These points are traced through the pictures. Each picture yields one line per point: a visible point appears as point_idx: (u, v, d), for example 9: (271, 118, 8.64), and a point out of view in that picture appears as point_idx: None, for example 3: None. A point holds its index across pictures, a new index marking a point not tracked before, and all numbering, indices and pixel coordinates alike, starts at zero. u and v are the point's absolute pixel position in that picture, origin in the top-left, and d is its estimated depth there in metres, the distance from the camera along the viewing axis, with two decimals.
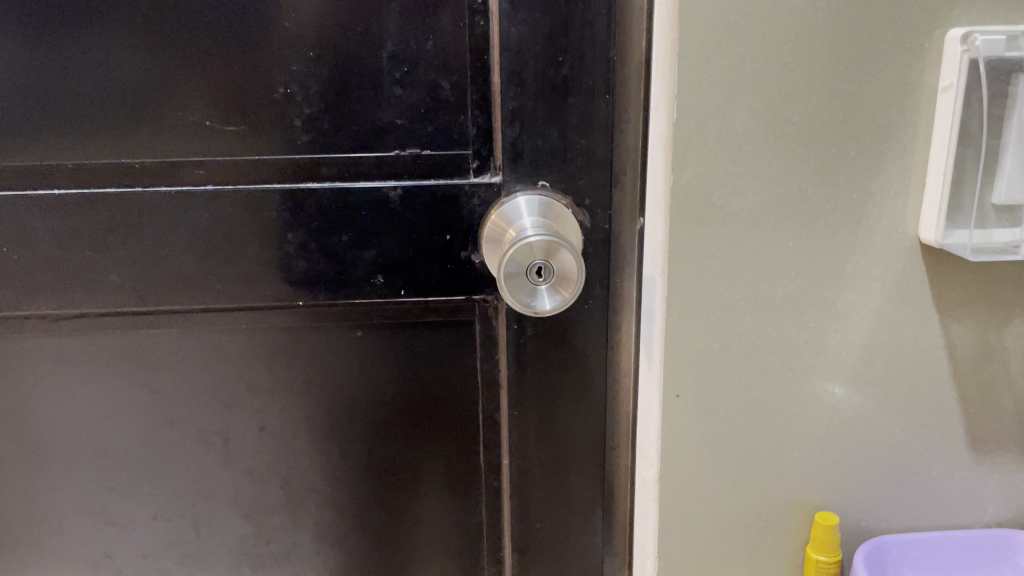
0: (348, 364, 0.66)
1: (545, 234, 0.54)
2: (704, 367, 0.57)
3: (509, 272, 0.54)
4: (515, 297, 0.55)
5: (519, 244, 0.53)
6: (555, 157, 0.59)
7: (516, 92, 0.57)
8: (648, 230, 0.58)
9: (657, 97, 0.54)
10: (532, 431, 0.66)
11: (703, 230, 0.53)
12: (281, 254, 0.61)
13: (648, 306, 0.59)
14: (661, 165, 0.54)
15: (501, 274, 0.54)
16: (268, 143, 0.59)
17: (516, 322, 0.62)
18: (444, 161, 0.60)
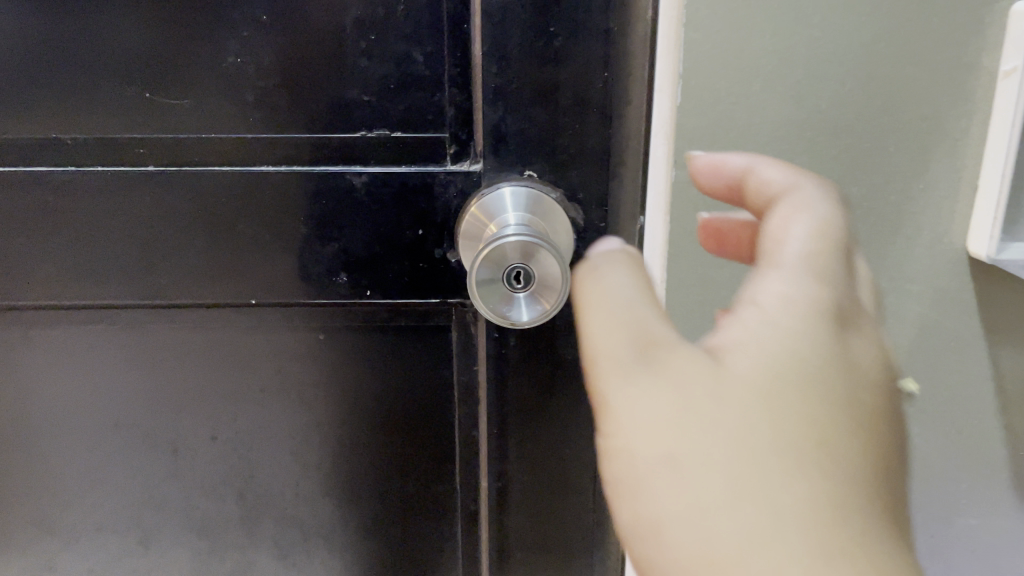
0: (309, 371, 0.59)
1: (524, 233, 0.46)
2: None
3: (482, 277, 0.46)
4: (488, 305, 0.47)
5: (494, 245, 0.46)
6: (543, 145, 0.51)
7: (499, 67, 0.49)
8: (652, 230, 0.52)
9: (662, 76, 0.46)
10: (513, 452, 0.59)
11: (711, 236, 0.46)
12: (231, 246, 0.54)
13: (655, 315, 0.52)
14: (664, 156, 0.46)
15: (474, 278, 0.47)
16: (217, 121, 0.52)
17: (498, 330, 0.55)
18: (417, 146, 0.52)
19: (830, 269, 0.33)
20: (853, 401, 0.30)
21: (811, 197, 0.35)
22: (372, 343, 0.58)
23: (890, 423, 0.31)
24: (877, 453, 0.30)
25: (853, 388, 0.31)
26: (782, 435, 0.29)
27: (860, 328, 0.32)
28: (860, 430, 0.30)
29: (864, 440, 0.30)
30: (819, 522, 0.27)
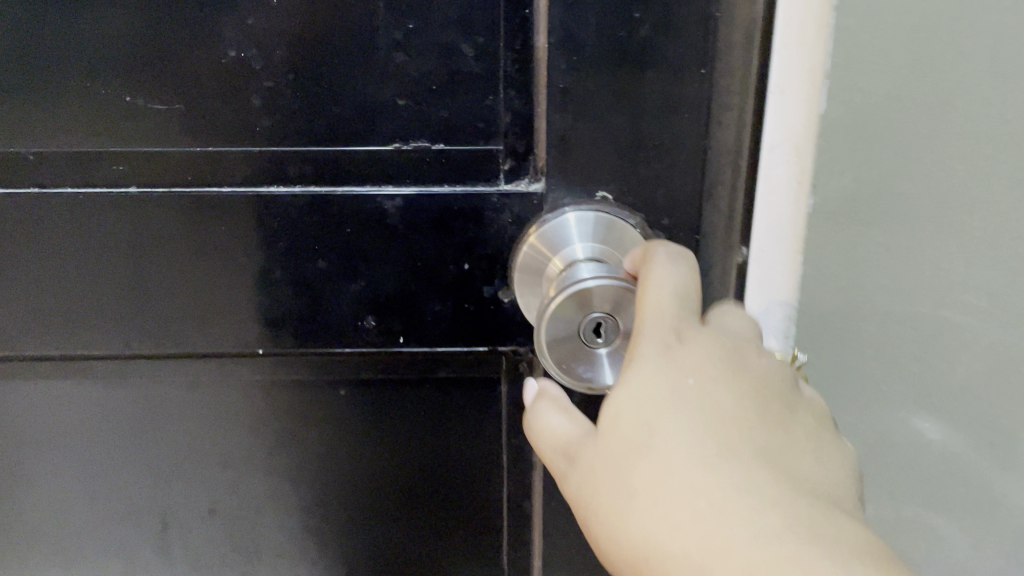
0: (327, 430, 0.49)
1: (611, 278, 0.37)
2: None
3: (552, 328, 0.37)
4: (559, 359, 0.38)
5: (573, 289, 0.37)
6: (621, 158, 0.42)
7: (570, 62, 0.40)
8: (773, 254, 0.43)
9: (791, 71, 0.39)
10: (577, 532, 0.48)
11: None
12: (231, 285, 0.44)
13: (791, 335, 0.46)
14: None
15: (541, 327, 0.38)
16: (214, 130, 0.42)
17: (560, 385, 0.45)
18: (463, 160, 0.42)
19: (677, 300, 0.36)
20: (691, 385, 0.34)
21: (666, 264, 0.37)
22: (403, 399, 0.48)
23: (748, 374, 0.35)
24: (729, 404, 0.34)
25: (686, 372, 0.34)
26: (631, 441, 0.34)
27: (697, 329, 0.36)
28: (701, 403, 0.33)
29: (713, 400, 0.34)
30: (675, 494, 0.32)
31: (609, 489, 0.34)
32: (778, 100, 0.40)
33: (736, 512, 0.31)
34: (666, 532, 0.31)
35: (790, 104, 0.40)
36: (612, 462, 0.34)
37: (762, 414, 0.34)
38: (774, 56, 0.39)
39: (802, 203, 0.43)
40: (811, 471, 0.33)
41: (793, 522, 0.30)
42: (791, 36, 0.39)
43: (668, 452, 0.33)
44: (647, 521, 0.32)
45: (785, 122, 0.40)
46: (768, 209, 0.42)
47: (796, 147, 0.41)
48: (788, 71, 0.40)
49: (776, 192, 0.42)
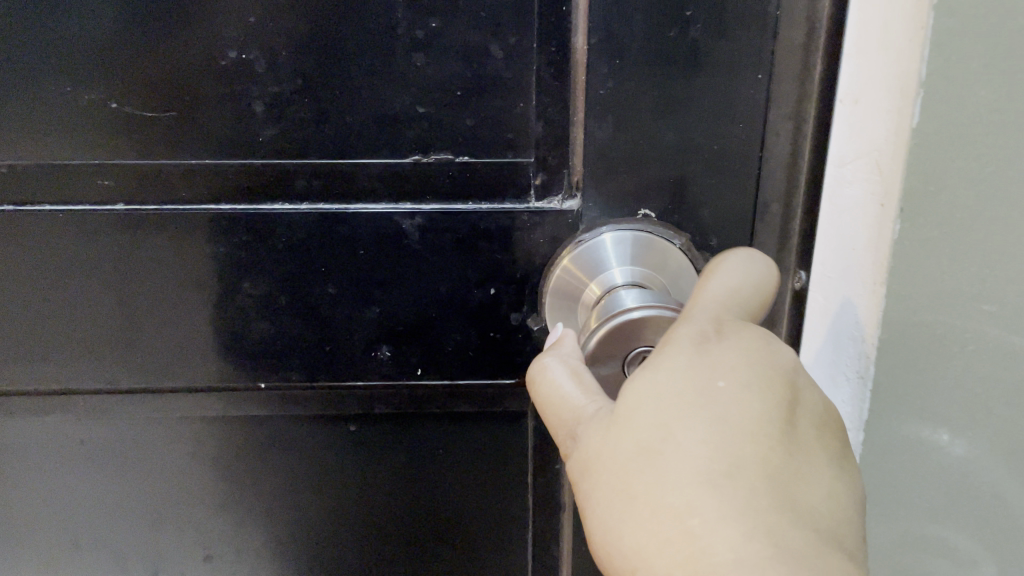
0: (333, 469, 0.44)
1: (660, 309, 0.33)
2: (889, 508, 0.36)
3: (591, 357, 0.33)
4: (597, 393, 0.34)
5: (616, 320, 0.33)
6: (665, 172, 0.37)
7: (613, 66, 0.36)
8: (838, 289, 0.34)
9: (880, 76, 0.30)
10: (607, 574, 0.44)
11: (921, 331, 0.33)
12: (231, 313, 0.40)
13: (854, 414, 0.35)
14: (869, 205, 0.32)
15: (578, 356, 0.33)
16: (211, 140, 0.37)
17: None
18: (491, 175, 0.38)
19: (737, 297, 0.32)
20: (718, 388, 0.28)
21: (741, 258, 0.33)
22: (420, 435, 0.44)
23: (787, 386, 0.29)
24: (758, 416, 0.28)
25: (717, 372, 0.28)
26: (640, 440, 0.28)
27: (738, 326, 0.30)
28: (726, 413, 0.27)
29: (742, 410, 0.28)
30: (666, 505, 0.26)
31: (597, 492, 0.28)
32: (845, 109, 0.32)
33: (728, 536, 0.25)
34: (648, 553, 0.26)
35: (866, 115, 0.31)
36: (606, 461, 0.28)
37: (794, 438, 0.28)
38: (842, 61, 0.32)
39: (885, 232, 0.32)
40: (835, 520, 0.27)
41: (793, 557, 0.25)
42: (865, 37, 0.31)
43: (676, 462, 0.27)
44: (628, 530, 0.27)
45: (861, 134, 0.32)
46: (835, 235, 0.34)
47: (873, 164, 0.31)
48: (862, 75, 0.31)
49: (845, 217, 0.33)
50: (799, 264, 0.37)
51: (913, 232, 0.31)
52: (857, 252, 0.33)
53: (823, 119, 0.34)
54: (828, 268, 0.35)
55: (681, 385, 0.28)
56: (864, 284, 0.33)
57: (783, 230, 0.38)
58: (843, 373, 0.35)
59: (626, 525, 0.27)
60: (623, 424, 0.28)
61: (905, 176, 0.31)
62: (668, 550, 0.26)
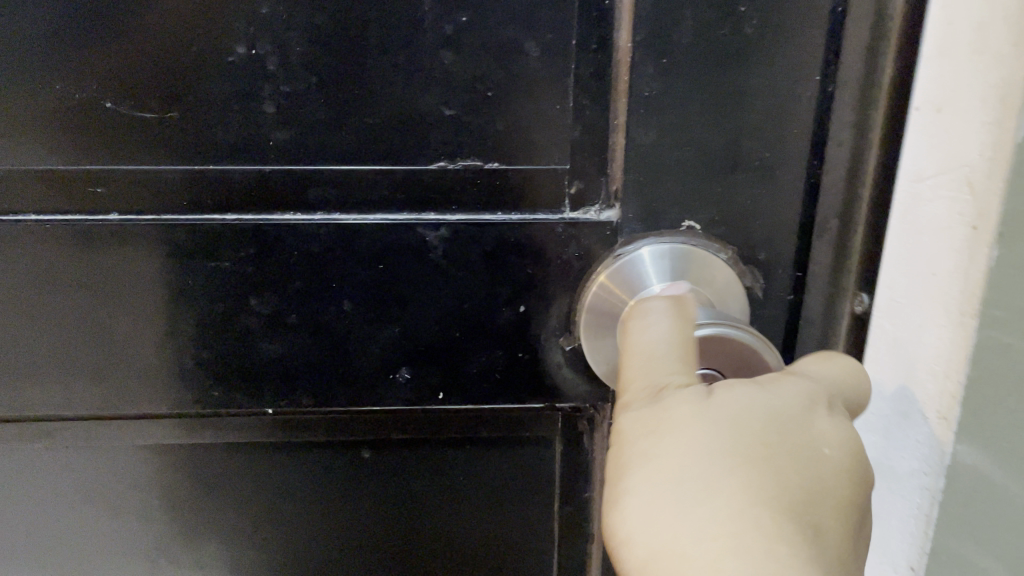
0: (345, 495, 0.41)
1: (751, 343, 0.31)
2: None
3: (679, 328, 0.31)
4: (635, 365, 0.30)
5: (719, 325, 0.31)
6: (711, 181, 0.35)
7: (659, 67, 0.33)
8: (913, 314, 0.33)
9: (968, 82, 0.29)
10: None
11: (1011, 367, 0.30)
12: (236, 332, 0.36)
13: (929, 454, 0.33)
14: (955, 225, 0.30)
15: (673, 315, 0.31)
16: (216, 145, 0.34)
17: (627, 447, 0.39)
18: (522, 183, 0.35)
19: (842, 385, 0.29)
20: (824, 451, 0.26)
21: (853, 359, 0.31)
22: (438, 460, 0.41)
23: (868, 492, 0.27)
24: (843, 503, 0.26)
25: (824, 439, 0.26)
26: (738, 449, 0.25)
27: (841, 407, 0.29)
28: (825, 479, 0.25)
29: (837, 482, 0.26)
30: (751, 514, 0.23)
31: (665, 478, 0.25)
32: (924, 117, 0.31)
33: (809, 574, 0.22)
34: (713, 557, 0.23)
35: (950, 124, 0.30)
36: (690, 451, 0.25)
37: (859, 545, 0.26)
38: (920, 63, 0.31)
39: (977, 256, 0.30)
40: None
41: None
42: (950, 38, 0.30)
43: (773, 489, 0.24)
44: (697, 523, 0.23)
45: (942, 144, 0.30)
46: (914, 257, 0.32)
47: (961, 180, 0.30)
48: (944, 80, 0.30)
49: (925, 237, 0.32)
50: (860, 285, 0.35)
51: (1007, 257, 0.29)
52: (940, 276, 0.31)
53: (889, 125, 0.32)
54: (905, 291, 0.33)
55: (790, 423, 0.26)
56: (949, 313, 0.31)
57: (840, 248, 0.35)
58: (919, 411, 0.33)
59: (696, 521, 0.24)
60: (721, 425, 0.26)
61: (999, 195, 0.29)
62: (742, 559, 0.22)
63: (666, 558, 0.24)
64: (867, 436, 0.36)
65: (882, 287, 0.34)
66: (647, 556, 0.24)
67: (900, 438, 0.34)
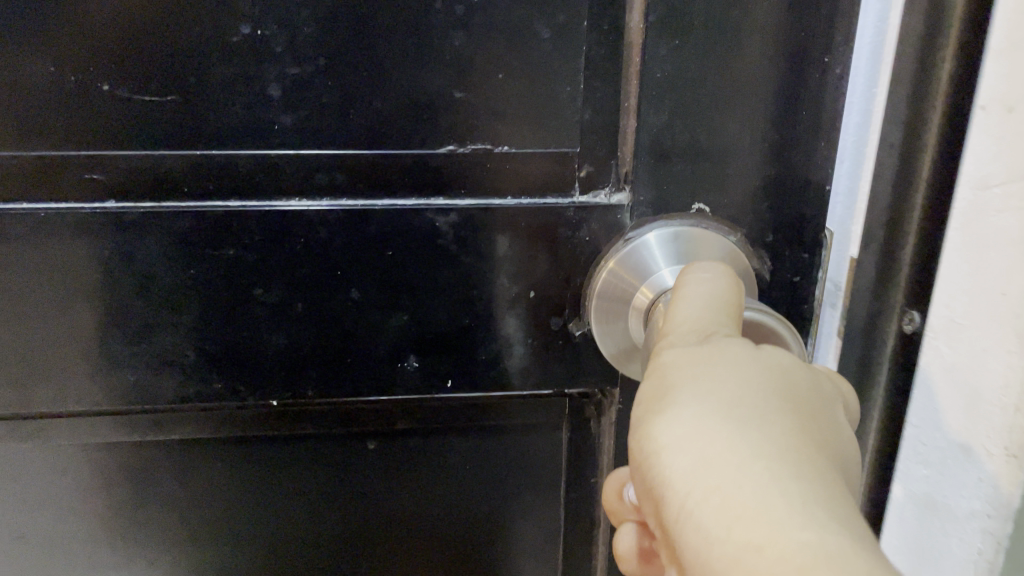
0: (349, 486, 0.41)
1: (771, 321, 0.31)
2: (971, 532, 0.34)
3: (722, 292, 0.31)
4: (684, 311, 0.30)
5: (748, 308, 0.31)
6: (721, 163, 0.35)
7: (672, 48, 0.32)
8: (977, 336, 0.31)
9: None
10: None
11: None
12: (239, 323, 0.35)
13: (992, 495, 0.32)
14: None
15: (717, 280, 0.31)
16: (220, 129, 0.33)
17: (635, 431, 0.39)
18: (532, 167, 0.35)
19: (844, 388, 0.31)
20: (842, 432, 0.28)
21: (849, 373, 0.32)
22: (445, 448, 0.40)
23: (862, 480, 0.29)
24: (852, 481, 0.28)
25: (842, 424, 0.29)
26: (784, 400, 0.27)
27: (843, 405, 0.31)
28: (844, 452, 0.28)
29: (851, 458, 0.28)
30: (800, 448, 0.25)
31: (720, 404, 0.26)
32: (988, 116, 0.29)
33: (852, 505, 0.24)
34: (771, 469, 0.24)
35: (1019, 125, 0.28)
36: (743, 387, 0.27)
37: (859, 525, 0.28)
38: (986, 57, 0.29)
39: None
40: None
41: None
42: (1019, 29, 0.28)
43: (813, 439, 0.26)
44: (753, 442, 0.25)
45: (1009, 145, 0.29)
46: (977, 271, 0.31)
47: None
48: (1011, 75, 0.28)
49: (992, 250, 0.30)
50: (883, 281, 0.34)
51: None
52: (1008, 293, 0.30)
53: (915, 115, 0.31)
54: (966, 312, 0.31)
55: (818, 399, 0.29)
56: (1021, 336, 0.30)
57: (886, 262, 0.33)
58: (982, 446, 0.32)
59: (753, 440, 0.25)
60: (768, 375, 0.28)
61: None
62: (801, 477, 0.24)
63: (713, 471, 0.25)
64: (919, 470, 0.35)
65: (940, 306, 0.32)
66: (692, 468, 0.25)
67: (956, 470, 0.33)
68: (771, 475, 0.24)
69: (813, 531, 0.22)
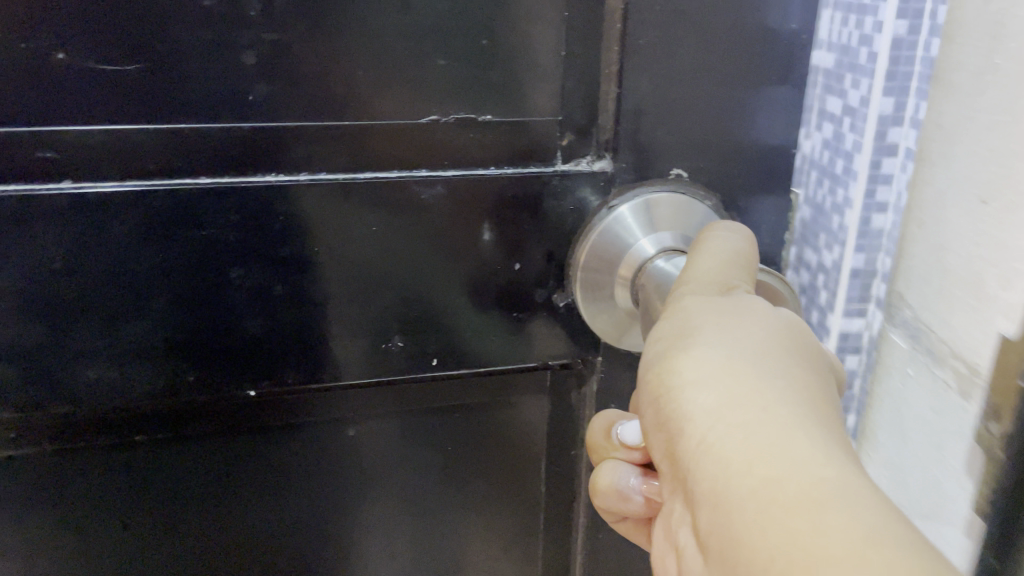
0: (328, 474, 0.39)
1: (772, 276, 0.33)
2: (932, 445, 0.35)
3: (734, 250, 0.32)
4: (701, 264, 0.32)
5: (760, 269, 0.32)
6: (698, 129, 0.35)
7: (653, 14, 0.33)
8: None
9: None
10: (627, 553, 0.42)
11: None
12: (216, 308, 0.33)
13: None
14: None
15: (728, 240, 0.33)
16: (191, 100, 0.31)
17: (616, 397, 0.39)
18: (515, 136, 0.34)
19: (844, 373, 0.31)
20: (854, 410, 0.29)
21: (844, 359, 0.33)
22: (427, 427, 0.39)
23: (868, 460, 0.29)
24: None
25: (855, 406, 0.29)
26: (807, 365, 0.28)
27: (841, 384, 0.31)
28: None
29: None
30: (821, 404, 0.26)
31: (742, 356, 0.27)
32: None
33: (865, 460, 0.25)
34: (791, 413, 0.25)
35: None
36: (763, 344, 0.28)
37: None
38: None
39: None
40: None
41: None
42: None
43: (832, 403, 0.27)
44: (776, 392, 0.26)
45: None
46: None
47: None
48: None
49: None
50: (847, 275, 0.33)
51: None
52: None
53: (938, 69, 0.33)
54: None
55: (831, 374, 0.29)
56: None
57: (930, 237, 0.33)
58: None
59: (775, 390, 0.26)
60: (788, 340, 0.29)
61: None
62: (821, 426, 0.25)
63: (736, 411, 0.26)
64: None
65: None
66: (715, 407, 0.26)
67: None
68: (792, 418, 0.25)
69: (831, 467, 0.23)
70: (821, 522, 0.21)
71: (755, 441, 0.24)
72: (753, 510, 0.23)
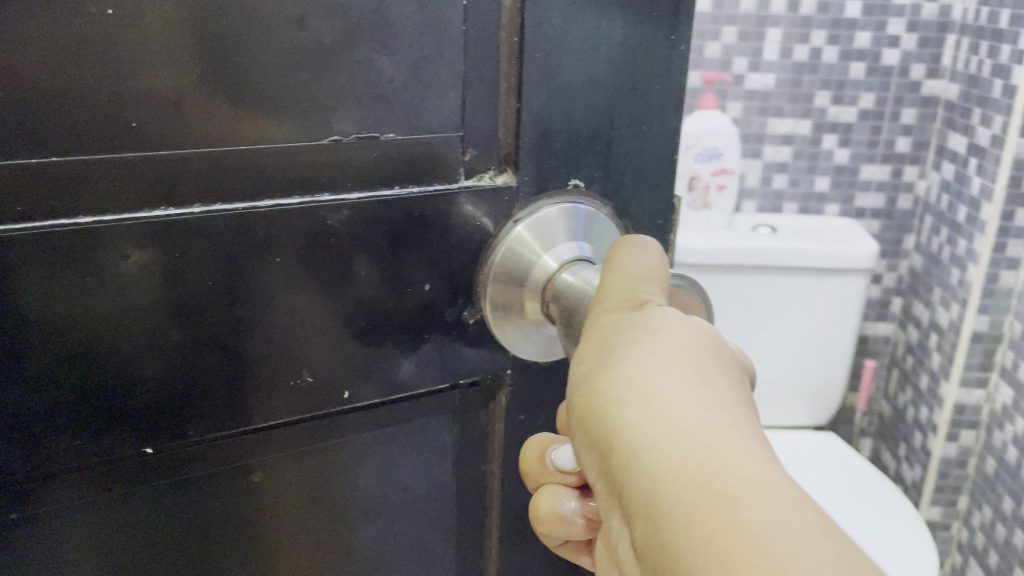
0: (234, 529, 0.36)
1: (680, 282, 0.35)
2: None
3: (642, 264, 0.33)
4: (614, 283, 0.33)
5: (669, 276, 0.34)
6: (593, 140, 0.36)
7: (552, 30, 0.33)
8: None
9: None
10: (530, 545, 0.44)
11: None
12: (106, 361, 0.29)
13: None
14: None
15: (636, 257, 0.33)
16: (72, 131, 0.27)
17: (516, 400, 0.40)
18: (418, 155, 0.33)
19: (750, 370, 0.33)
20: None
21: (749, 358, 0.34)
22: (336, 463, 0.37)
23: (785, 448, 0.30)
24: None
25: None
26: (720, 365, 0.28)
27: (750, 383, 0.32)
28: None
29: None
30: (739, 404, 0.26)
31: (659, 364, 0.28)
32: None
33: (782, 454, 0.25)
34: (713, 416, 0.25)
35: None
36: (678, 350, 0.28)
37: None
38: None
39: None
40: None
41: None
42: None
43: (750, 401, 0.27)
44: (695, 396, 0.26)
45: None
46: None
47: None
48: None
49: None
50: None
51: None
52: None
53: None
54: None
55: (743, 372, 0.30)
56: None
57: None
58: None
59: (694, 395, 0.26)
60: (700, 342, 0.29)
61: None
62: (742, 425, 0.25)
63: (659, 420, 0.26)
64: None
65: None
66: (640, 418, 0.26)
67: None
68: (712, 421, 0.25)
69: (750, 466, 0.23)
70: (738, 522, 0.22)
71: (680, 448, 0.25)
72: (678, 518, 0.23)
